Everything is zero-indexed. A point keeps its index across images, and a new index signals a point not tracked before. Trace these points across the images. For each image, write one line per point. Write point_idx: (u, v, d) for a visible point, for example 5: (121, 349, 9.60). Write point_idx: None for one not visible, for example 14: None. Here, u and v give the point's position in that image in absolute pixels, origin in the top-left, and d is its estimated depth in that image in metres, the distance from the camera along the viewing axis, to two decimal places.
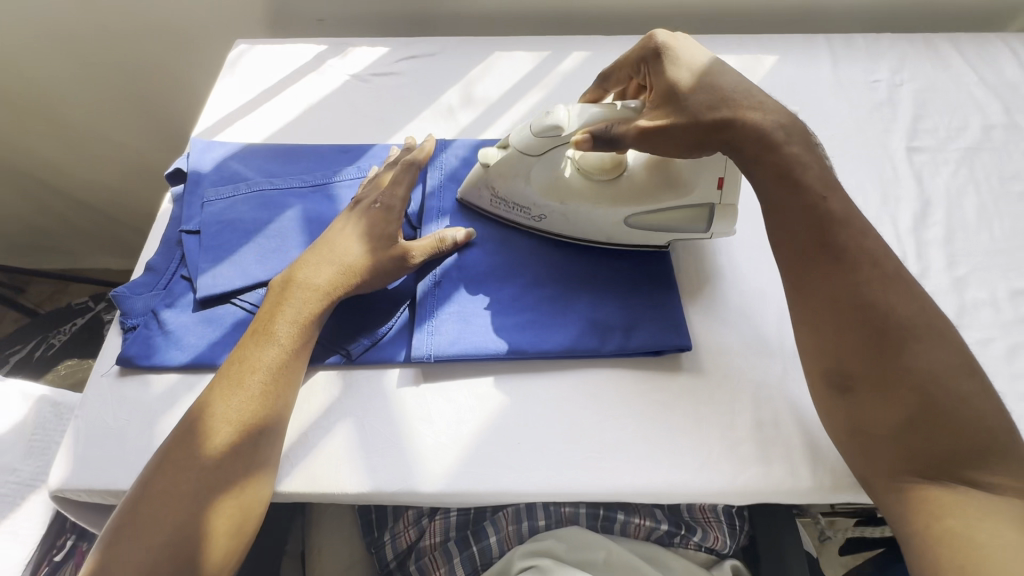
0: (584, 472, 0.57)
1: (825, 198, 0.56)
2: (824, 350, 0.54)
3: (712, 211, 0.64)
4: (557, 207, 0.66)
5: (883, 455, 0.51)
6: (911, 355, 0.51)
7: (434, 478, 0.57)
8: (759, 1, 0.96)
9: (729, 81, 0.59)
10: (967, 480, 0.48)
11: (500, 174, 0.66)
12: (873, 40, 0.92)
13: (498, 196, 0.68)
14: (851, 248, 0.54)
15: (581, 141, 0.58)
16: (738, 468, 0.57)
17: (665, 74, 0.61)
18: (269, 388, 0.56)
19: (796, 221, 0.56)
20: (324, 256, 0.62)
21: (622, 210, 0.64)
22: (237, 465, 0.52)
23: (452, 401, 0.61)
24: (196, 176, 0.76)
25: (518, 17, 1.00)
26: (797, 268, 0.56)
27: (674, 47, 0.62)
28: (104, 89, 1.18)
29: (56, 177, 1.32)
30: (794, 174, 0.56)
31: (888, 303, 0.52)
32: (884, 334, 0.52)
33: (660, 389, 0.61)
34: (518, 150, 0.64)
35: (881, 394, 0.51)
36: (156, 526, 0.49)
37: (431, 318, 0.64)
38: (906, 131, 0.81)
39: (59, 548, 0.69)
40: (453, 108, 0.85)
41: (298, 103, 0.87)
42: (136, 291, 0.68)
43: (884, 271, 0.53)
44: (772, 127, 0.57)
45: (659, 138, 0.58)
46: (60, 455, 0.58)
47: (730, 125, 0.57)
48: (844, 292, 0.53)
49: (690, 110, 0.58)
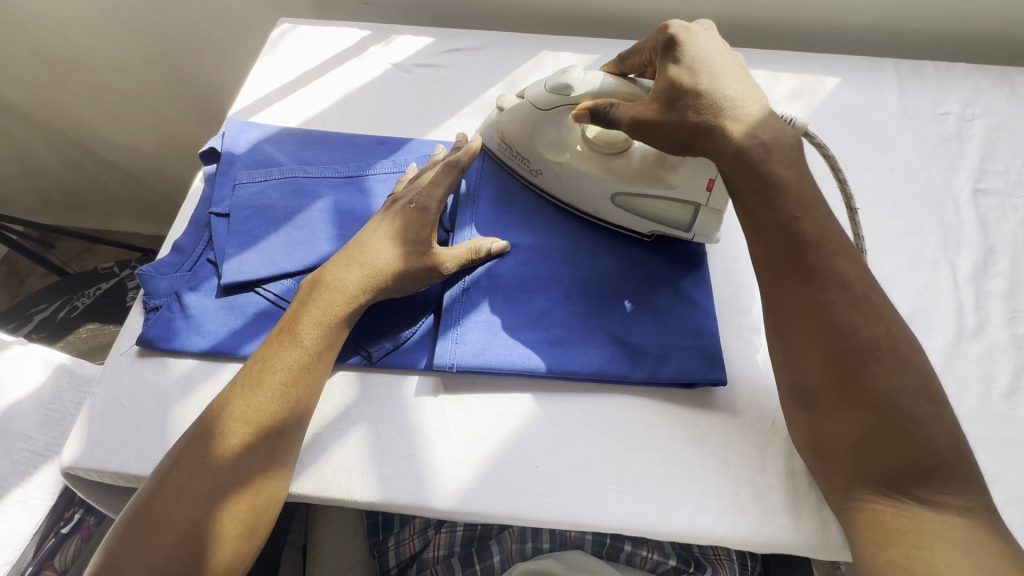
0: (601, 505, 0.54)
1: (799, 217, 0.51)
2: (791, 368, 0.51)
3: (696, 212, 0.63)
4: (553, 167, 0.67)
5: (838, 470, 0.49)
6: (870, 378, 0.47)
7: (446, 495, 0.55)
8: (825, 20, 0.91)
9: (729, 84, 0.55)
10: (910, 496, 0.45)
11: (510, 122, 0.68)
12: (946, 69, 0.86)
13: (505, 144, 0.69)
14: (820, 265, 0.50)
15: (578, 116, 0.58)
16: (765, 517, 0.53)
17: (669, 67, 0.57)
18: (290, 391, 0.54)
19: (766, 235, 0.53)
20: (355, 256, 0.60)
21: (611, 185, 0.64)
22: (253, 468, 0.51)
23: (472, 416, 0.59)
24: (229, 156, 0.74)
25: (570, 17, 0.96)
26: (768, 283, 0.53)
27: (685, 40, 0.58)
28: (143, 55, 1.17)
29: (93, 140, 1.33)
30: (771, 188, 0.52)
31: (852, 326, 0.48)
32: (844, 355, 0.48)
33: (688, 425, 0.58)
34: (530, 102, 0.65)
35: (842, 412, 0.48)
36: (169, 525, 0.47)
37: (456, 326, 0.61)
38: (972, 170, 0.76)
39: (66, 520, 0.71)
40: (495, 107, 0.83)
41: (337, 88, 0.85)
42: (161, 271, 0.67)
43: (853, 292, 0.49)
44: (754, 144, 0.53)
45: (648, 131, 0.56)
46: (74, 432, 0.58)
47: (712, 133, 0.54)
48: (810, 311, 0.50)
49: (683, 108, 0.55)
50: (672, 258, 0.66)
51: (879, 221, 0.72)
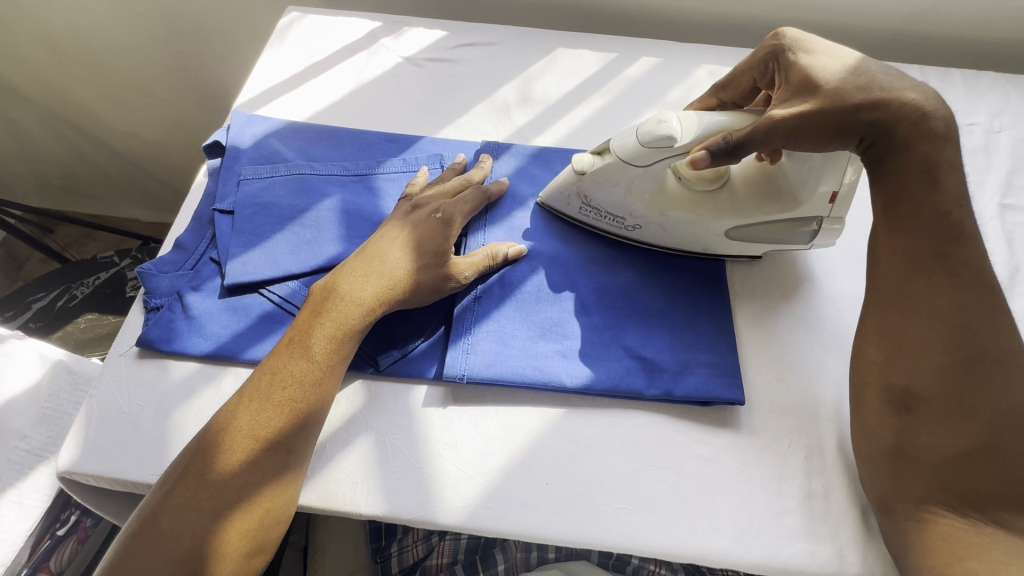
0: (611, 524, 0.52)
1: (960, 207, 0.50)
2: (903, 366, 0.49)
3: (817, 225, 0.60)
4: (657, 218, 0.61)
5: (919, 479, 0.47)
6: (996, 390, 0.47)
7: (454, 510, 0.53)
8: (850, 22, 0.88)
9: (874, 67, 0.53)
10: (995, 520, 0.45)
11: (596, 182, 0.61)
12: (973, 77, 0.84)
13: (590, 205, 0.63)
14: (969, 264, 0.49)
15: (697, 159, 0.52)
16: (782, 542, 0.52)
17: (796, 62, 0.54)
18: (300, 407, 0.53)
19: (920, 220, 0.50)
20: (370, 267, 0.59)
21: (725, 223, 0.60)
22: (261, 486, 0.49)
23: (481, 428, 0.57)
24: (234, 151, 0.72)
25: (587, 14, 0.93)
26: (898, 269, 0.51)
27: (806, 39, 0.56)
28: (141, 36, 1.13)
29: (92, 124, 1.30)
30: (936, 172, 0.50)
31: (995, 334, 0.48)
32: (976, 359, 0.47)
33: (704, 443, 0.56)
34: (620, 159, 0.58)
35: (950, 421, 0.47)
36: (173, 543, 0.46)
37: (468, 335, 0.60)
38: (999, 184, 0.74)
39: (62, 522, 0.69)
40: (509, 106, 0.80)
41: (346, 82, 0.82)
42: (162, 269, 0.65)
43: (996, 300, 0.48)
44: (932, 112, 0.51)
45: (803, 129, 0.51)
46: (71, 435, 0.56)
47: (876, 113, 0.50)
48: (948, 308, 0.48)
49: (833, 97, 0.50)
50: (691, 269, 0.64)
51: None
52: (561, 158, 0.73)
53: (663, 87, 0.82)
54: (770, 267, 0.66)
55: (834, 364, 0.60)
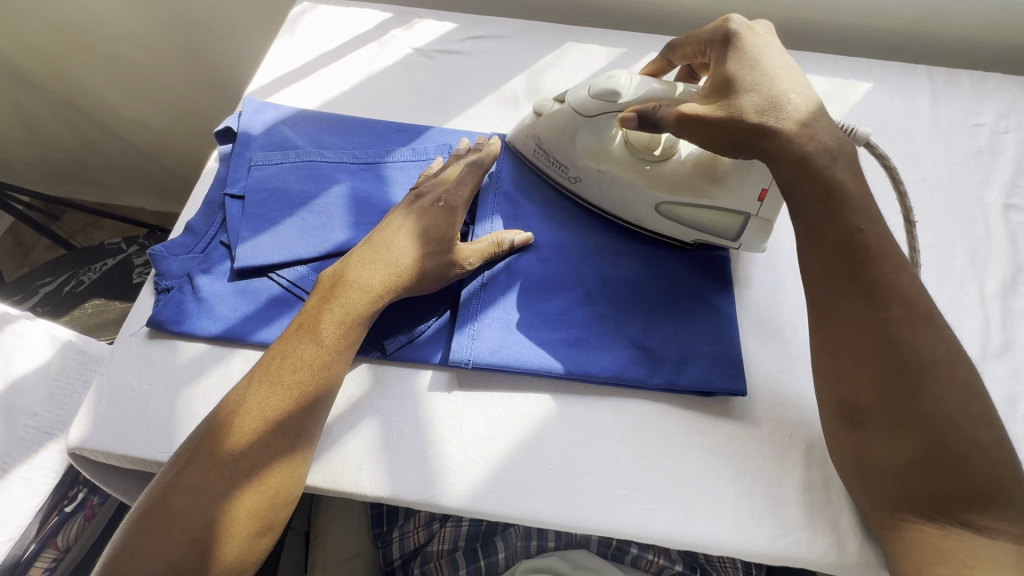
0: (612, 510, 0.53)
1: (863, 229, 0.51)
2: (839, 383, 0.50)
3: (746, 222, 0.61)
4: (595, 174, 0.64)
5: (884, 490, 0.48)
6: (927, 401, 0.46)
7: (458, 492, 0.54)
8: (858, 21, 0.89)
9: (790, 90, 0.53)
10: (965, 523, 0.45)
11: (549, 127, 0.65)
12: (980, 78, 0.84)
13: (541, 148, 0.67)
14: (884, 281, 0.49)
15: (625, 120, 0.55)
16: (781, 531, 0.53)
17: (727, 63, 0.55)
18: (310, 389, 0.54)
19: (827, 246, 0.51)
20: (377, 254, 0.59)
21: (657, 193, 0.61)
22: (270, 467, 0.50)
23: (484, 412, 0.58)
24: (245, 137, 0.72)
25: (596, 10, 0.94)
26: (821, 292, 0.52)
27: (747, 38, 0.56)
28: (153, 26, 1.14)
29: (101, 111, 1.31)
30: (836, 197, 0.51)
31: (917, 347, 0.47)
32: (903, 375, 0.47)
33: (706, 433, 0.57)
34: (571, 108, 0.62)
35: (892, 432, 0.47)
36: (185, 520, 0.47)
37: (474, 321, 0.60)
38: (1004, 185, 0.75)
39: (70, 499, 0.70)
40: (518, 98, 0.81)
41: (356, 72, 0.83)
42: (173, 251, 0.65)
43: (915, 312, 0.48)
44: (820, 151, 0.52)
45: (701, 133, 0.53)
46: (81, 412, 0.57)
47: (772, 137, 0.52)
48: (868, 327, 0.49)
49: (737, 109, 0.52)
50: (698, 261, 0.64)
51: None
52: None
53: None
54: (775, 262, 0.67)
55: None
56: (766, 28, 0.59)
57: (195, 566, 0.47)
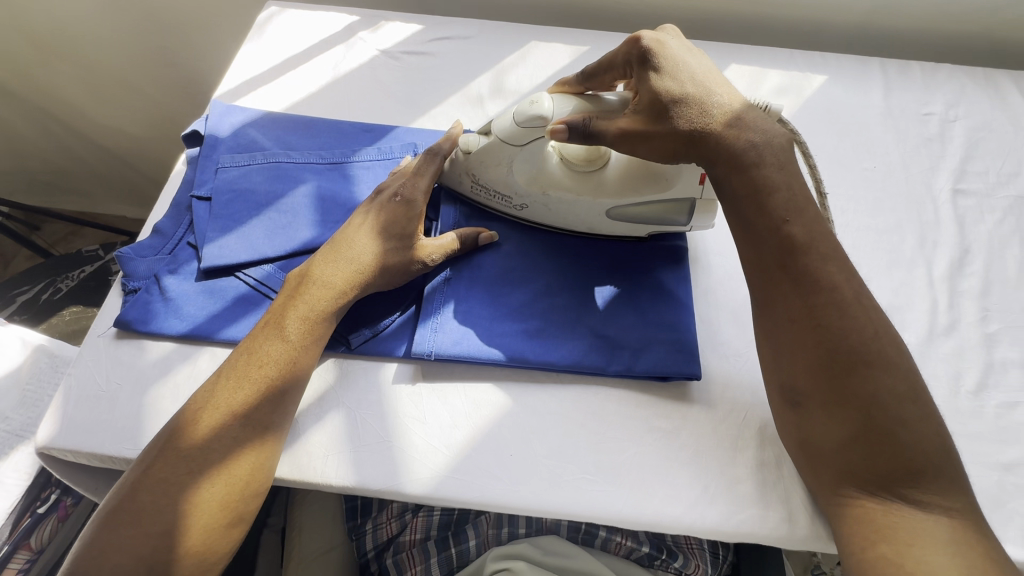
0: (575, 492, 0.55)
1: (789, 221, 0.52)
2: (780, 367, 0.52)
3: (692, 206, 0.62)
4: (540, 197, 0.64)
5: (827, 468, 0.50)
6: (861, 380, 0.48)
7: (420, 481, 0.55)
8: (813, 16, 0.92)
9: (714, 93, 0.55)
10: (902, 499, 0.46)
11: (480, 162, 0.63)
12: (931, 69, 0.87)
13: (478, 184, 0.65)
14: (813, 269, 0.51)
15: (555, 131, 0.55)
16: (735, 508, 0.54)
17: (651, 75, 0.55)
18: (275, 383, 0.55)
19: (758, 238, 0.53)
20: (340, 252, 0.60)
21: (604, 202, 0.62)
22: (238, 460, 0.52)
23: (448, 402, 0.59)
24: (213, 139, 0.74)
25: (559, 10, 0.96)
26: (757, 284, 0.54)
27: (664, 50, 0.56)
28: (126, 34, 1.15)
29: (77, 120, 1.31)
30: (761, 193, 0.53)
31: (845, 332, 0.49)
32: (835, 358, 0.49)
33: (664, 416, 0.59)
34: (499, 139, 0.61)
35: (829, 412, 0.49)
36: (156, 513, 0.49)
37: (436, 314, 0.62)
38: (952, 171, 0.77)
39: (43, 500, 0.70)
40: (483, 96, 0.82)
41: (323, 74, 0.84)
42: (140, 253, 0.66)
43: (843, 297, 0.50)
44: (747, 146, 0.53)
45: (637, 145, 0.55)
46: (48, 413, 0.58)
47: (704, 141, 0.53)
48: (798, 312, 0.51)
49: (669, 121, 0.53)
50: (653, 250, 0.66)
51: (857, 219, 0.73)
52: None
53: None
54: (731, 249, 0.69)
55: None
56: (674, 35, 0.60)
57: (165, 558, 0.48)
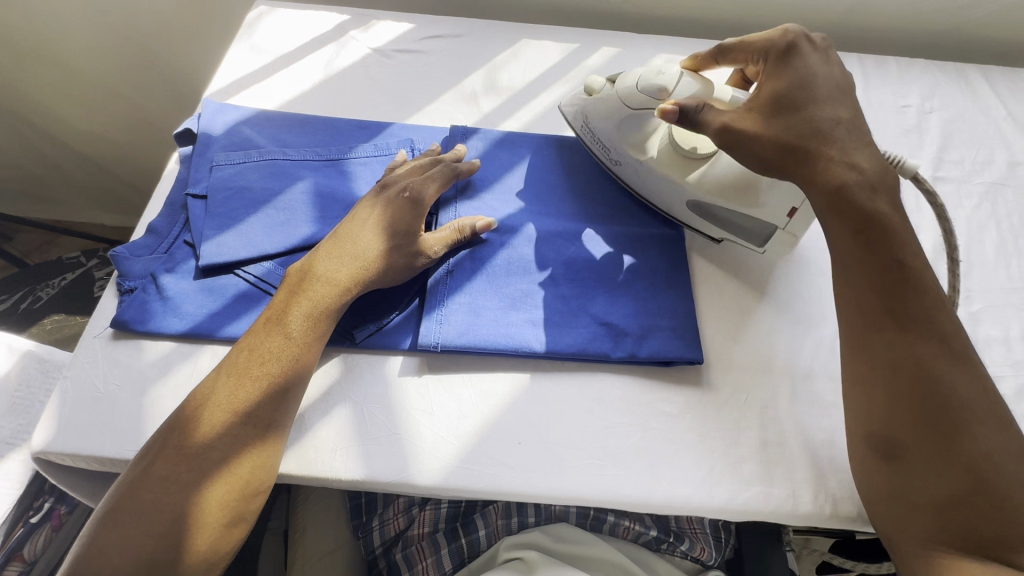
0: (585, 477, 0.55)
1: (903, 266, 0.51)
2: (876, 413, 0.51)
3: (773, 233, 0.63)
4: (634, 162, 0.66)
5: (917, 523, 0.48)
6: (966, 436, 0.48)
7: (431, 471, 0.55)
8: (793, 14, 0.95)
9: (836, 116, 0.54)
10: (1003, 562, 0.46)
11: (597, 111, 0.66)
12: (906, 64, 0.90)
13: (590, 129, 0.69)
14: (925, 318, 0.51)
15: (667, 111, 0.56)
16: (741, 486, 0.56)
17: (780, 83, 0.56)
18: (279, 380, 0.54)
19: (862, 280, 0.53)
20: (344, 248, 0.60)
21: (686, 192, 0.63)
22: (240, 458, 0.51)
23: (455, 394, 0.59)
24: (206, 138, 0.73)
25: (546, 9, 0.97)
26: (857, 327, 0.53)
27: (801, 60, 0.56)
28: (107, 37, 1.13)
29: (55, 126, 1.28)
30: (876, 238, 0.52)
31: (957, 383, 0.49)
32: (941, 409, 0.49)
33: (668, 400, 0.60)
34: (620, 97, 0.63)
35: (931, 465, 0.48)
36: (156, 511, 0.48)
37: (441, 306, 0.62)
38: (931, 160, 0.80)
39: (35, 510, 0.68)
40: (476, 93, 0.83)
41: (315, 72, 0.84)
42: (135, 253, 0.65)
43: (954, 350, 0.50)
44: (856, 183, 0.52)
45: (736, 142, 0.55)
46: (43, 417, 0.56)
47: (807, 162, 0.53)
48: (905, 360, 0.50)
49: (778, 131, 0.54)
50: (652, 239, 0.68)
51: None
52: (527, 142, 0.75)
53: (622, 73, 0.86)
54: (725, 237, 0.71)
55: (783, 321, 0.65)
56: (821, 42, 0.59)
57: (168, 557, 0.47)
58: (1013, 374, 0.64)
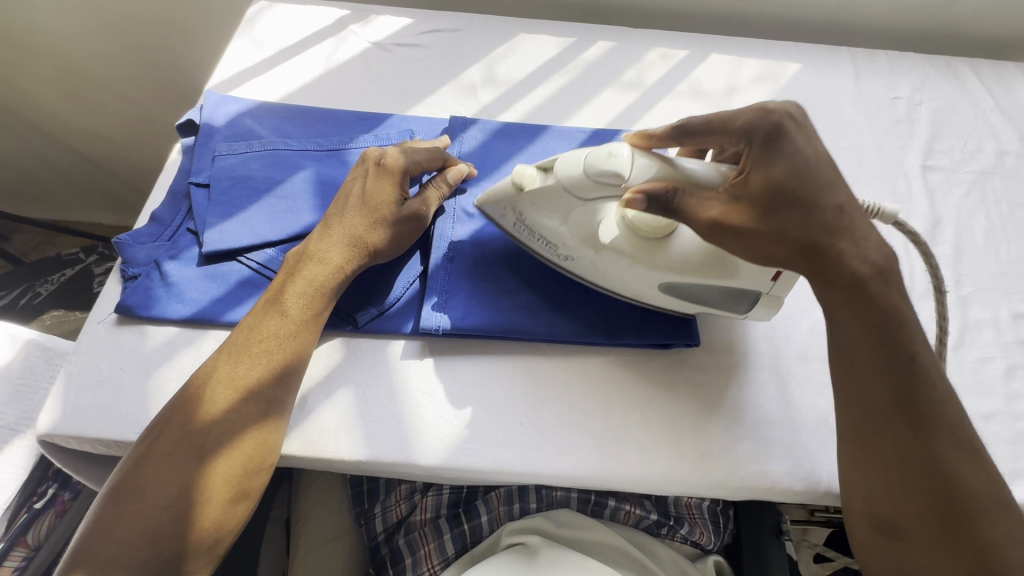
0: (585, 457, 0.56)
1: (908, 358, 0.49)
2: (881, 501, 0.49)
3: (758, 299, 0.57)
4: (589, 255, 0.58)
5: None
6: (973, 524, 0.47)
7: (434, 452, 0.56)
8: (785, 9, 0.96)
9: (840, 198, 0.49)
10: None
11: (535, 202, 0.58)
12: (896, 57, 0.92)
13: (524, 223, 0.60)
14: (930, 411, 0.49)
15: (633, 201, 0.50)
16: (738, 464, 0.57)
17: (772, 167, 0.49)
18: (278, 359, 0.55)
19: (866, 374, 0.50)
20: (334, 226, 0.61)
21: (657, 276, 0.56)
22: (242, 434, 0.51)
23: (456, 377, 0.60)
24: (208, 129, 0.74)
25: (543, 4, 0.99)
26: (860, 416, 0.50)
27: (793, 135, 0.50)
28: (106, 35, 1.14)
29: (53, 124, 1.28)
30: (882, 332, 0.49)
31: (965, 473, 0.48)
32: (947, 500, 0.47)
33: (666, 382, 0.61)
34: (565, 185, 0.55)
35: (937, 551, 0.47)
36: (161, 486, 0.48)
37: (442, 291, 0.63)
38: (921, 150, 0.82)
39: (39, 496, 0.68)
40: (475, 85, 0.84)
41: (315, 65, 0.85)
42: (139, 240, 0.66)
43: (958, 439, 0.49)
44: (868, 274, 0.49)
45: (731, 238, 0.50)
46: (48, 401, 0.57)
47: (818, 258, 0.49)
48: (912, 450, 0.48)
49: (781, 225, 0.49)
50: None
51: None
52: (525, 132, 0.76)
53: (618, 67, 0.87)
54: None
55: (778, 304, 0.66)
56: (799, 112, 0.52)
57: (173, 532, 0.47)
58: (1002, 355, 0.65)
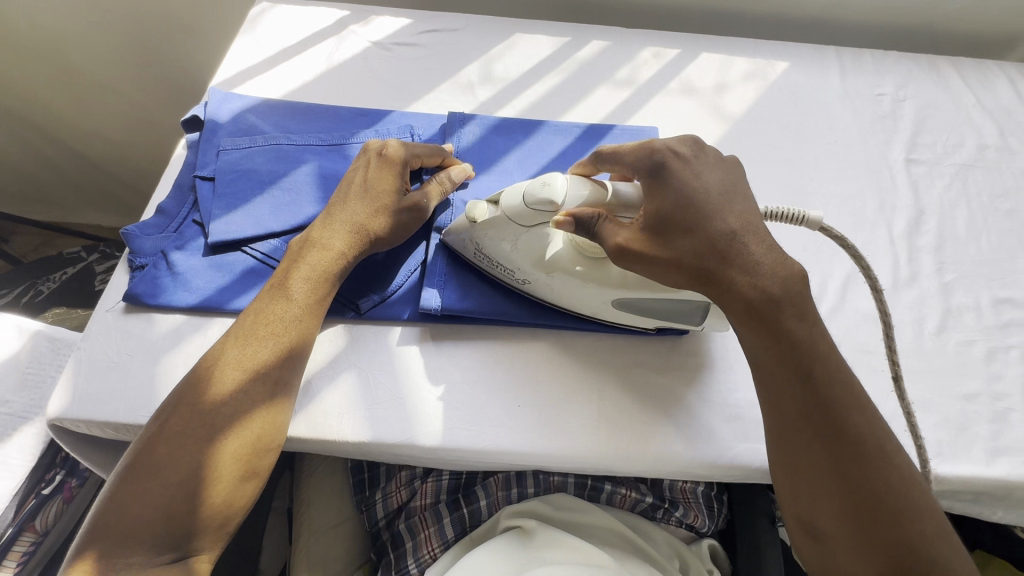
0: (580, 437, 0.58)
1: (812, 369, 0.49)
2: (804, 503, 0.49)
3: (708, 308, 0.59)
4: (544, 278, 0.60)
5: None
6: (894, 525, 0.46)
7: (433, 433, 0.58)
8: (772, 9, 0.99)
9: (726, 222, 0.52)
10: None
11: (485, 232, 0.60)
12: (881, 56, 0.95)
13: (483, 252, 0.62)
14: (840, 419, 0.48)
15: (561, 224, 0.55)
16: (728, 443, 0.59)
17: (662, 196, 0.54)
18: (287, 341, 0.57)
19: (775, 381, 0.50)
20: (336, 215, 0.63)
21: (608, 293, 0.59)
22: (253, 413, 0.53)
23: (455, 360, 0.62)
24: (213, 124, 0.75)
25: (537, 4, 1.02)
26: (775, 422, 0.51)
27: (677, 166, 0.54)
28: (107, 38, 1.16)
29: (53, 126, 1.30)
30: (784, 343, 0.50)
31: (884, 476, 0.47)
32: (863, 504, 0.46)
33: (660, 365, 0.63)
34: (508, 216, 0.57)
35: (858, 553, 0.46)
36: (171, 464, 0.50)
37: (440, 278, 0.65)
38: (905, 144, 0.85)
39: (46, 482, 0.71)
40: (472, 83, 0.87)
41: (317, 64, 0.87)
42: (146, 231, 0.68)
43: (870, 448, 0.47)
44: (763, 297, 0.50)
45: (636, 262, 0.53)
46: (58, 386, 0.58)
47: (715, 282, 0.52)
48: (822, 457, 0.48)
49: (676, 251, 0.52)
50: None
51: (824, 186, 0.79)
52: (521, 128, 0.78)
53: (612, 65, 0.90)
54: None
55: None
56: (692, 145, 0.57)
57: (185, 509, 0.49)
58: (983, 339, 0.67)
